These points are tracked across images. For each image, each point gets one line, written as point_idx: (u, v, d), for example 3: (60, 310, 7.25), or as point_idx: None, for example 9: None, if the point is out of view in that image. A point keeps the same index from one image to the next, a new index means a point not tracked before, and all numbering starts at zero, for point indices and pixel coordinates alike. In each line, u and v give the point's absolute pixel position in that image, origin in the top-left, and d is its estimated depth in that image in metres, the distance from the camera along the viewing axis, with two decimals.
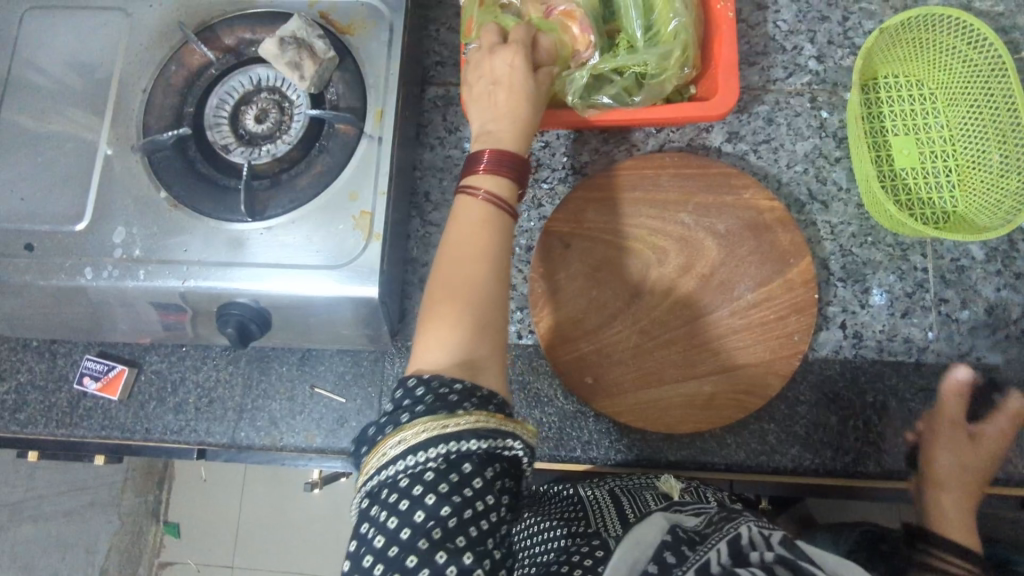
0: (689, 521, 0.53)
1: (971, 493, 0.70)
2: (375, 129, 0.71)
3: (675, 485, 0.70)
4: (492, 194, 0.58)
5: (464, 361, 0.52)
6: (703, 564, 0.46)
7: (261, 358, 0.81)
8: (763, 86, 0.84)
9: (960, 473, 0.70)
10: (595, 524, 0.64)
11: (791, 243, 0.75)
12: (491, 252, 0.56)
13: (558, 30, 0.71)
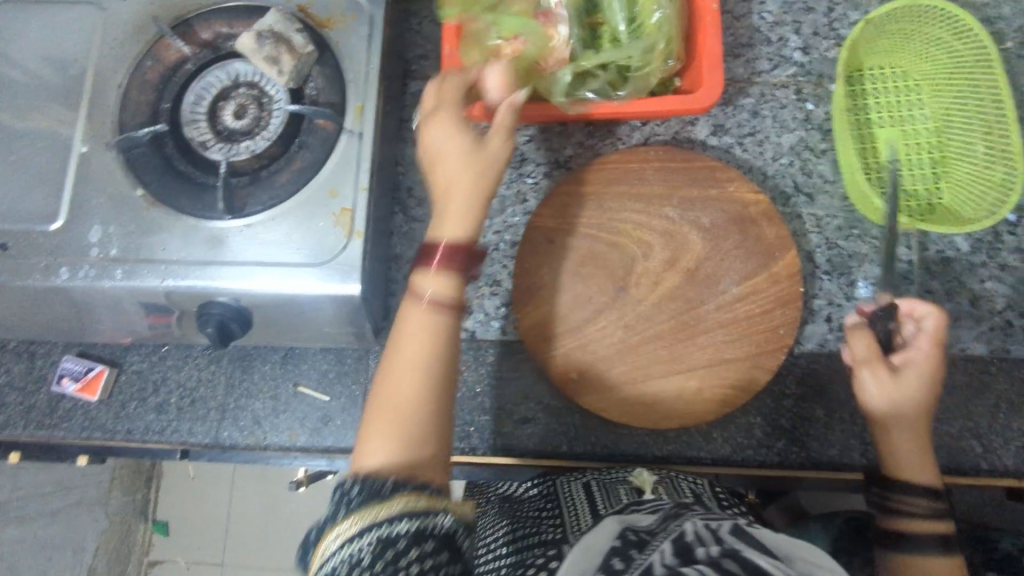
0: (644, 520, 0.54)
1: (918, 427, 0.64)
2: (355, 124, 0.70)
3: (648, 479, 0.67)
4: (437, 294, 0.55)
5: (406, 466, 0.50)
6: (646, 567, 0.45)
7: (243, 357, 0.80)
8: (748, 79, 0.83)
9: (901, 412, 0.64)
10: (565, 523, 0.63)
11: (777, 236, 0.74)
12: (438, 350, 0.55)
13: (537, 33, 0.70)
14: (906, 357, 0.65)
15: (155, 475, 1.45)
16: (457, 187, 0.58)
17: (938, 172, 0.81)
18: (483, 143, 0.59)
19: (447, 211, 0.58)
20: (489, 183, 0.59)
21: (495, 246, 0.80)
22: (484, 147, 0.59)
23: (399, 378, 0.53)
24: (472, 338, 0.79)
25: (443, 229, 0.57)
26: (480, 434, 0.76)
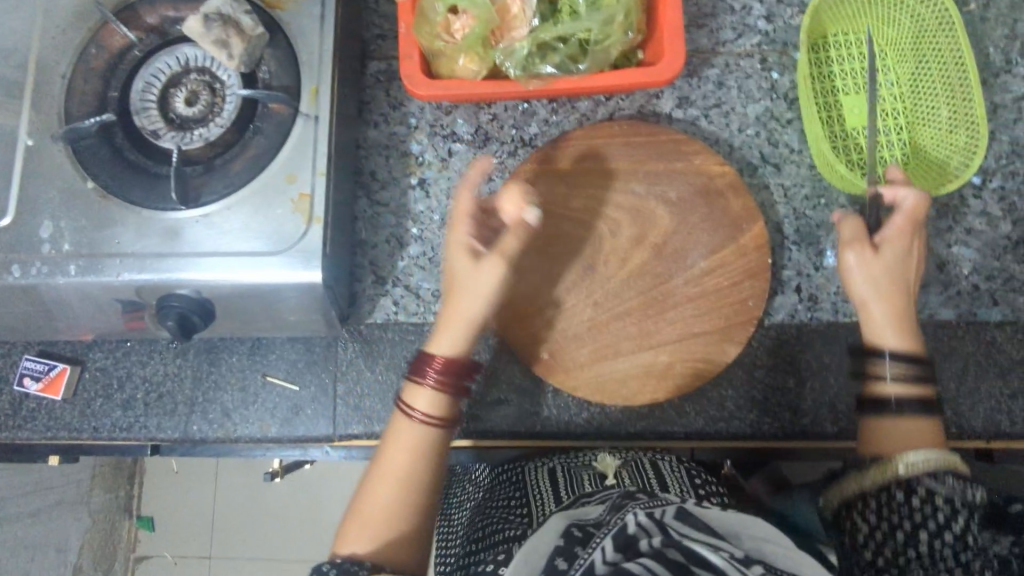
0: (592, 513, 0.61)
1: (902, 299, 0.66)
2: (310, 107, 0.68)
3: (611, 464, 0.73)
4: (430, 412, 0.62)
5: (381, 560, 0.57)
6: (589, 566, 0.50)
7: (210, 349, 0.78)
8: (712, 49, 0.82)
9: (884, 287, 0.66)
10: (532, 515, 0.69)
11: (744, 208, 0.73)
12: (426, 464, 0.61)
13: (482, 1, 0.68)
14: (885, 235, 0.67)
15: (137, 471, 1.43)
16: (450, 307, 0.63)
17: (903, 137, 0.81)
18: (478, 269, 0.62)
19: (446, 323, 0.63)
20: (479, 304, 0.62)
21: None
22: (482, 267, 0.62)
23: (383, 483, 0.60)
24: None
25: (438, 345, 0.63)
26: None
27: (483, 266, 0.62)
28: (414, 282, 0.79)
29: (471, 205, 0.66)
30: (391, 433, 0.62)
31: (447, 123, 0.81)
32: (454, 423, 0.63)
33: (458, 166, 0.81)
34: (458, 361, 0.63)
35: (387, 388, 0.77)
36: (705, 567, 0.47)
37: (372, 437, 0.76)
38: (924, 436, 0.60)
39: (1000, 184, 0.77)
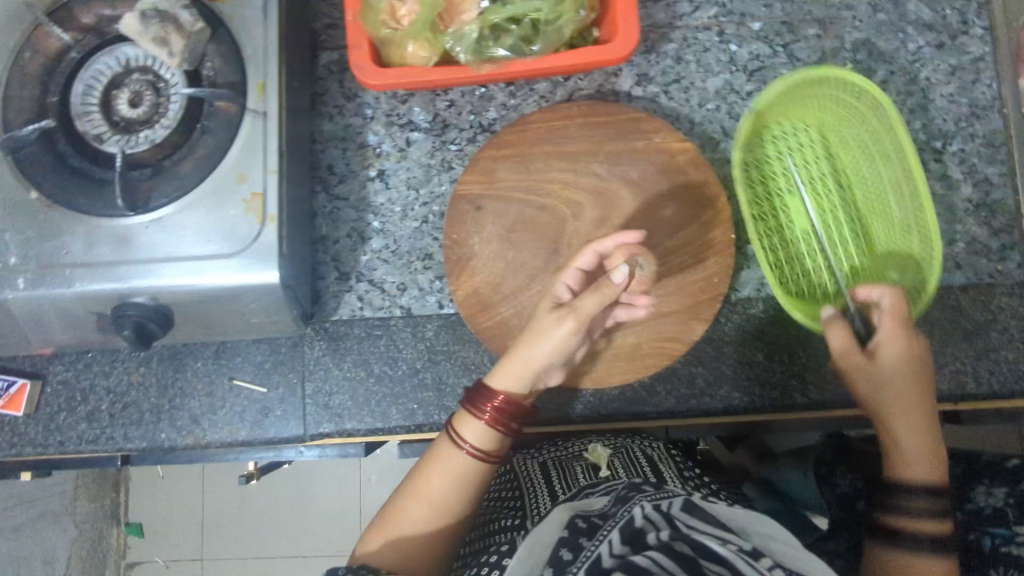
0: (597, 505, 0.64)
1: (911, 403, 0.66)
2: (258, 103, 0.66)
3: (602, 454, 0.78)
4: (476, 447, 0.65)
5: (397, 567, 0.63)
6: (595, 558, 0.50)
7: (175, 355, 0.77)
8: (670, 23, 0.80)
9: (886, 401, 0.66)
10: (526, 508, 0.73)
11: (706, 184, 0.73)
12: (463, 490, 0.66)
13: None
14: (880, 339, 0.67)
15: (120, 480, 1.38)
16: (514, 356, 0.65)
17: (858, 235, 0.77)
18: (552, 320, 0.64)
19: (511, 362, 0.65)
20: (544, 355, 0.64)
21: (424, 219, 0.78)
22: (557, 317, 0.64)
23: (416, 503, 0.65)
24: (408, 314, 0.77)
25: (495, 384, 0.66)
26: (425, 411, 0.76)
27: (557, 316, 0.64)
28: (378, 277, 0.78)
29: (586, 261, 0.68)
30: (433, 455, 0.66)
31: (403, 112, 0.80)
32: (497, 458, 0.67)
33: (417, 155, 0.79)
34: (515, 405, 0.65)
35: (357, 384, 0.76)
36: (712, 560, 0.48)
37: (344, 434, 0.76)
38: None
39: (960, 147, 0.77)
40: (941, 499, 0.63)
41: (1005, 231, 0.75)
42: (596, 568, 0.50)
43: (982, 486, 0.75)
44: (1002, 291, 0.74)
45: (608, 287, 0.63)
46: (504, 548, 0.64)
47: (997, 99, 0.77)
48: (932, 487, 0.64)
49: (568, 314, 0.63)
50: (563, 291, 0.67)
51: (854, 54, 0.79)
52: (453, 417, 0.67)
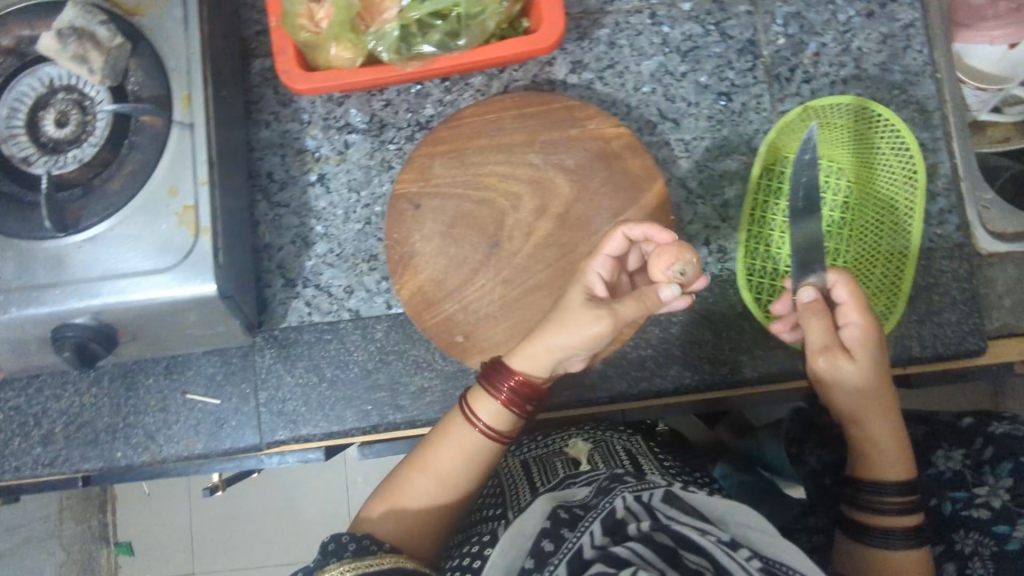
0: (578, 495, 0.62)
1: (883, 406, 0.65)
2: (184, 115, 0.66)
3: (582, 448, 0.78)
4: (489, 427, 0.67)
5: (399, 537, 0.67)
6: (577, 551, 0.52)
7: (126, 373, 0.77)
8: (601, 9, 0.80)
9: (861, 408, 0.65)
10: (506, 500, 0.74)
11: (643, 167, 0.73)
12: (469, 470, 0.68)
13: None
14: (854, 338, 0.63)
15: (108, 499, 1.38)
16: (539, 343, 0.66)
17: None
18: (578, 311, 0.64)
19: (532, 346, 0.66)
20: (563, 345, 0.65)
21: (366, 220, 0.78)
22: (586, 314, 0.64)
23: (422, 478, 0.68)
24: (357, 316, 0.77)
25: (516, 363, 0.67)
26: (379, 411, 0.76)
27: (589, 315, 0.64)
28: (324, 281, 0.78)
29: (614, 247, 0.68)
30: (444, 432, 0.68)
31: (340, 115, 0.79)
32: (507, 441, 0.69)
33: (357, 157, 0.79)
34: (531, 388, 0.67)
35: (309, 389, 0.77)
36: (692, 551, 0.50)
37: (300, 440, 0.76)
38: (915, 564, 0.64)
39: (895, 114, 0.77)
40: (911, 497, 0.65)
41: (942, 195, 0.76)
42: (579, 563, 0.51)
43: (941, 449, 0.74)
44: (941, 255, 0.75)
45: (649, 299, 0.62)
46: (486, 539, 0.67)
47: (929, 64, 0.77)
48: (903, 487, 0.65)
49: (600, 317, 0.63)
50: (594, 281, 0.67)
51: (785, 28, 0.78)
52: (467, 394, 0.69)
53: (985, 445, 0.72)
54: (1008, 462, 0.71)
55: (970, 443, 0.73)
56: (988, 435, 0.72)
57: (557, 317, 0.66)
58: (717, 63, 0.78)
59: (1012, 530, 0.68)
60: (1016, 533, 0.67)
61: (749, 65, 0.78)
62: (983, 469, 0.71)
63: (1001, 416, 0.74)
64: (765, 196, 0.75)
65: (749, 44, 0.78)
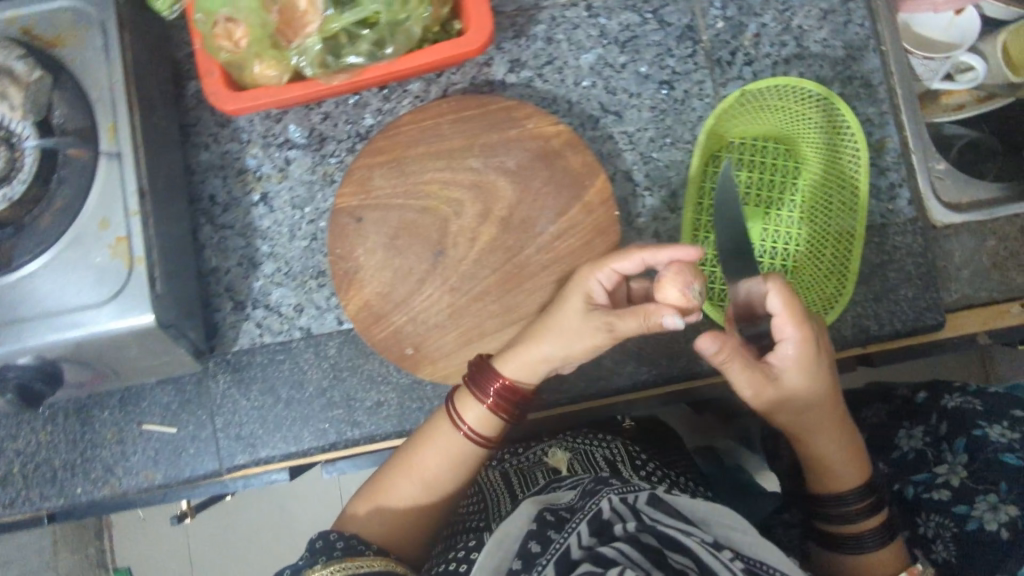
0: (563, 498, 0.60)
1: (832, 414, 0.63)
2: (111, 145, 0.65)
3: (561, 459, 0.74)
4: (474, 430, 0.67)
5: (385, 536, 0.67)
6: (564, 551, 0.51)
7: (81, 409, 0.77)
8: (536, 4, 0.77)
9: (813, 422, 0.63)
10: (489, 511, 0.69)
11: (584, 164, 0.71)
12: (456, 471, 0.68)
13: (255, 11, 0.63)
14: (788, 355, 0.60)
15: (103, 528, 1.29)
16: (524, 348, 0.66)
17: (784, 266, 0.73)
18: (578, 318, 0.64)
19: (526, 353, 0.66)
20: (557, 350, 0.65)
21: (312, 236, 0.77)
22: (587, 325, 0.63)
23: (408, 482, 0.68)
24: (309, 334, 0.77)
25: (504, 366, 0.67)
26: (337, 428, 0.76)
27: (590, 327, 0.63)
28: (274, 301, 0.77)
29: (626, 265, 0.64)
30: (430, 435, 0.68)
31: (279, 131, 0.78)
32: (493, 445, 0.69)
33: (298, 173, 0.78)
34: (520, 393, 0.67)
35: (266, 411, 0.76)
36: (677, 551, 0.49)
37: (260, 463, 0.76)
38: (895, 562, 0.63)
39: (839, 91, 0.75)
40: (873, 496, 0.64)
41: (892, 170, 0.75)
42: (567, 563, 0.50)
43: (903, 429, 0.74)
44: (893, 231, 0.74)
45: (652, 316, 0.58)
46: (473, 543, 0.62)
47: (872, 37, 0.76)
48: (862, 490, 0.64)
49: (600, 334, 0.63)
50: (597, 295, 0.65)
51: (724, 11, 0.76)
52: (453, 396, 0.68)
53: (941, 421, 0.72)
54: (962, 438, 0.70)
55: (927, 419, 0.73)
56: (942, 410, 0.72)
57: (555, 326, 0.65)
58: (657, 52, 0.77)
59: (971, 510, 0.66)
60: (974, 513, 0.65)
61: (689, 51, 0.76)
62: (941, 447, 0.71)
63: (955, 388, 0.73)
64: (712, 182, 0.75)
65: (688, 30, 0.77)
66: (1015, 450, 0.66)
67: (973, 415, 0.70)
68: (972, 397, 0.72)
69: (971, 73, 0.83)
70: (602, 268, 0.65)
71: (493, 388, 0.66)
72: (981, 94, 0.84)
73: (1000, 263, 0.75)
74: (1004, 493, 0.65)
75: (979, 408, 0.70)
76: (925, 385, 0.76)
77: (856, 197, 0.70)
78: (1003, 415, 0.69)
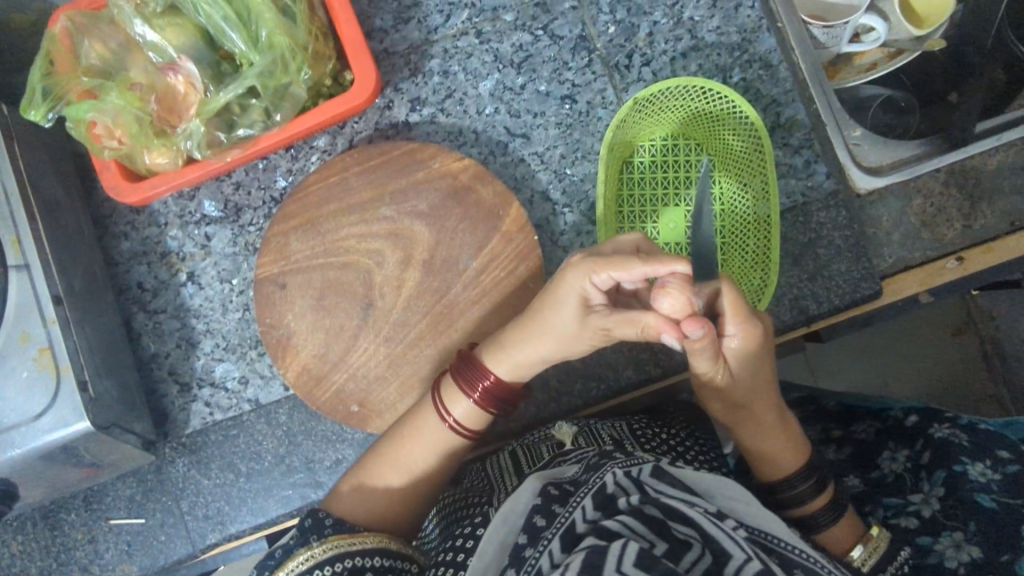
0: (568, 472, 0.57)
1: (767, 402, 0.63)
2: (17, 258, 0.65)
3: (568, 432, 0.67)
4: (460, 423, 0.64)
5: (371, 518, 0.63)
6: (569, 526, 0.48)
7: (48, 514, 0.77)
8: (426, 40, 0.77)
9: (749, 413, 0.63)
10: (494, 488, 0.64)
11: (495, 194, 0.71)
12: (445, 455, 0.65)
13: (133, 102, 0.64)
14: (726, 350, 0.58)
15: None
16: (514, 343, 0.62)
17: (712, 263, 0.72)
18: (566, 320, 0.58)
19: (513, 353, 0.62)
20: (543, 352, 0.61)
21: (244, 307, 0.77)
22: (585, 332, 0.59)
23: (398, 470, 0.64)
24: (258, 405, 0.77)
25: (495, 363, 0.63)
26: (301, 493, 0.76)
27: (584, 335, 0.58)
28: (218, 377, 0.77)
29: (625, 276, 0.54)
30: (416, 426, 0.65)
31: (194, 209, 0.78)
32: (480, 436, 0.66)
33: (220, 247, 0.78)
34: (512, 390, 0.64)
35: (229, 487, 0.76)
36: (681, 522, 0.47)
37: (232, 538, 0.76)
38: (850, 537, 0.63)
39: (740, 77, 0.75)
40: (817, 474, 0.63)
41: (805, 147, 0.74)
42: (572, 536, 0.47)
43: (887, 450, 0.71)
44: (817, 207, 0.73)
45: (651, 328, 0.53)
46: (478, 517, 0.58)
47: (764, 17, 0.75)
48: (806, 469, 0.63)
49: (597, 337, 0.58)
50: (595, 299, 0.57)
51: (613, 15, 0.76)
52: (439, 388, 0.65)
53: (925, 449, 0.68)
54: (942, 471, 0.66)
55: (912, 444, 0.69)
56: (928, 439, 0.68)
57: (545, 328, 0.60)
58: (554, 67, 0.76)
59: (933, 543, 0.63)
60: (937, 546, 0.63)
61: (585, 61, 0.76)
62: (920, 475, 0.68)
63: (947, 417, 0.69)
64: (630, 188, 0.75)
65: (581, 40, 0.76)
66: (991, 492, 0.64)
67: (956, 450, 0.66)
68: (960, 429, 0.67)
69: (875, 32, 0.80)
70: (596, 271, 0.55)
71: (483, 387, 0.63)
72: (891, 49, 0.83)
73: (929, 221, 0.74)
74: (971, 533, 0.63)
75: (963, 443, 0.66)
76: (917, 406, 0.71)
77: (765, 180, 0.70)
78: (988, 453, 0.65)
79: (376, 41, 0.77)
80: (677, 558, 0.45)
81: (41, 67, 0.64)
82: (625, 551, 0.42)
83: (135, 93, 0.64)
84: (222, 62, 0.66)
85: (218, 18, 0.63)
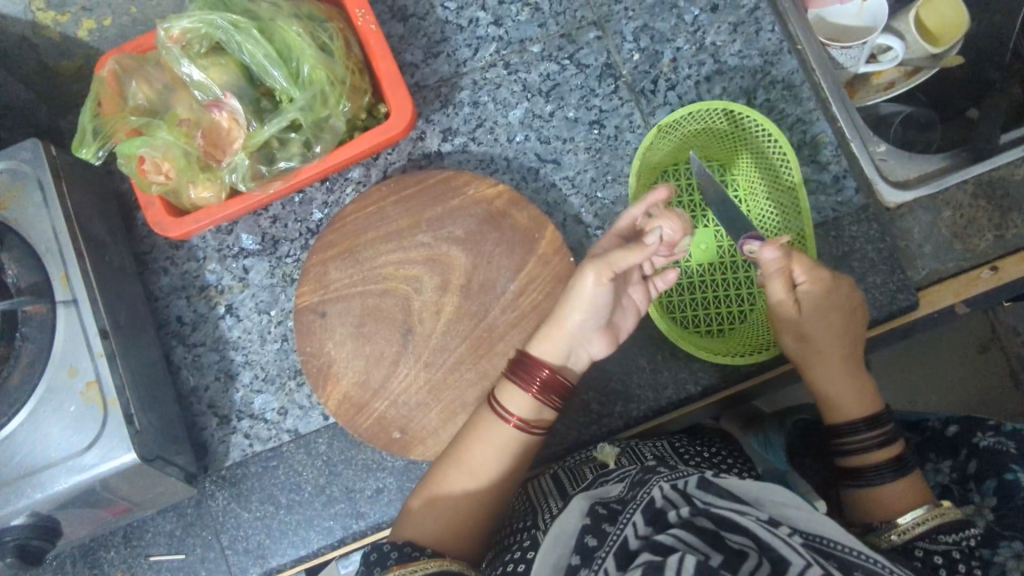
0: (614, 490, 0.56)
1: (845, 352, 0.68)
2: (65, 293, 0.66)
3: (610, 453, 0.67)
4: (524, 421, 0.63)
5: (442, 544, 0.60)
6: (621, 543, 0.47)
7: (88, 552, 0.77)
8: (456, 72, 0.79)
9: (818, 356, 0.67)
10: (538, 510, 0.64)
11: (531, 219, 0.72)
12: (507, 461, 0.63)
13: (180, 138, 0.66)
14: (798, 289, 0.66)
15: None
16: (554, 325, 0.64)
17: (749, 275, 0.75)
18: (590, 285, 0.62)
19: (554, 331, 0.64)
20: (577, 316, 0.63)
21: (283, 337, 0.78)
22: (592, 287, 0.62)
23: (462, 478, 0.63)
24: (297, 435, 0.77)
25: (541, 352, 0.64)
26: (342, 524, 0.75)
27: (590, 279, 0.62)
28: (257, 408, 0.77)
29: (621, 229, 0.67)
30: (478, 431, 0.64)
31: (232, 243, 0.79)
32: (543, 432, 0.64)
33: (258, 279, 0.79)
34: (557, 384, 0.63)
35: (269, 520, 0.76)
36: (734, 531, 0.46)
37: (273, 572, 0.76)
38: (912, 496, 0.63)
39: (765, 98, 0.77)
40: (885, 428, 0.65)
41: (833, 163, 0.75)
42: (625, 553, 0.46)
43: (930, 462, 0.70)
44: (848, 222, 0.74)
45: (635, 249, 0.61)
46: (528, 542, 0.57)
47: (784, 40, 0.77)
48: (875, 420, 0.66)
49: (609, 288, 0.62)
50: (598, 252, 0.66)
51: (637, 44, 0.78)
52: (496, 391, 0.65)
53: (970, 458, 0.66)
54: (992, 480, 0.62)
55: (956, 454, 0.68)
56: (974, 447, 0.66)
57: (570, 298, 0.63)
58: (581, 94, 0.78)
59: (994, 554, 0.57)
60: (998, 558, 0.57)
61: (611, 87, 0.78)
62: (969, 486, 0.65)
63: (990, 425, 0.66)
64: None
65: (607, 67, 0.78)
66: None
67: (1005, 458, 0.62)
68: (1006, 436, 0.64)
69: (892, 52, 0.82)
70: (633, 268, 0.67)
71: (540, 375, 0.63)
72: (908, 68, 0.85)
73: (960, 233, 0.74)
74: None
75: (1012, 450, 0.62)
76: (957, 415, 0.70)
77: (796, 197, 0.72)
78: None
79: (407, 75, 0.79)
80: (734, 569, 0.44)
81: (90, 108, 0.67)
82: (683, 565, 0.41)
83: (183, 128, 0.66)
84: (262, 98, 0.68)
85: (260, 56, 0.66)
